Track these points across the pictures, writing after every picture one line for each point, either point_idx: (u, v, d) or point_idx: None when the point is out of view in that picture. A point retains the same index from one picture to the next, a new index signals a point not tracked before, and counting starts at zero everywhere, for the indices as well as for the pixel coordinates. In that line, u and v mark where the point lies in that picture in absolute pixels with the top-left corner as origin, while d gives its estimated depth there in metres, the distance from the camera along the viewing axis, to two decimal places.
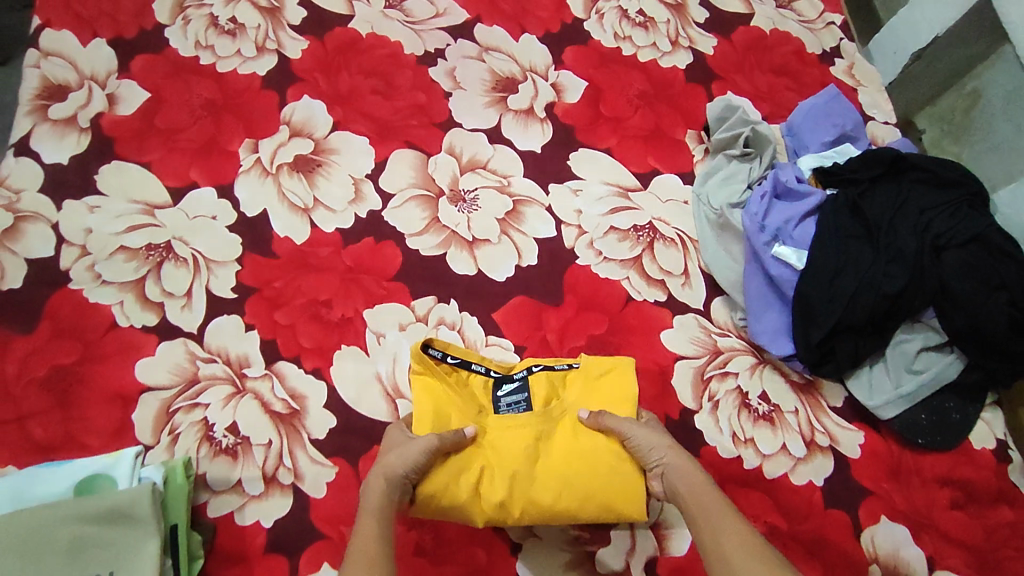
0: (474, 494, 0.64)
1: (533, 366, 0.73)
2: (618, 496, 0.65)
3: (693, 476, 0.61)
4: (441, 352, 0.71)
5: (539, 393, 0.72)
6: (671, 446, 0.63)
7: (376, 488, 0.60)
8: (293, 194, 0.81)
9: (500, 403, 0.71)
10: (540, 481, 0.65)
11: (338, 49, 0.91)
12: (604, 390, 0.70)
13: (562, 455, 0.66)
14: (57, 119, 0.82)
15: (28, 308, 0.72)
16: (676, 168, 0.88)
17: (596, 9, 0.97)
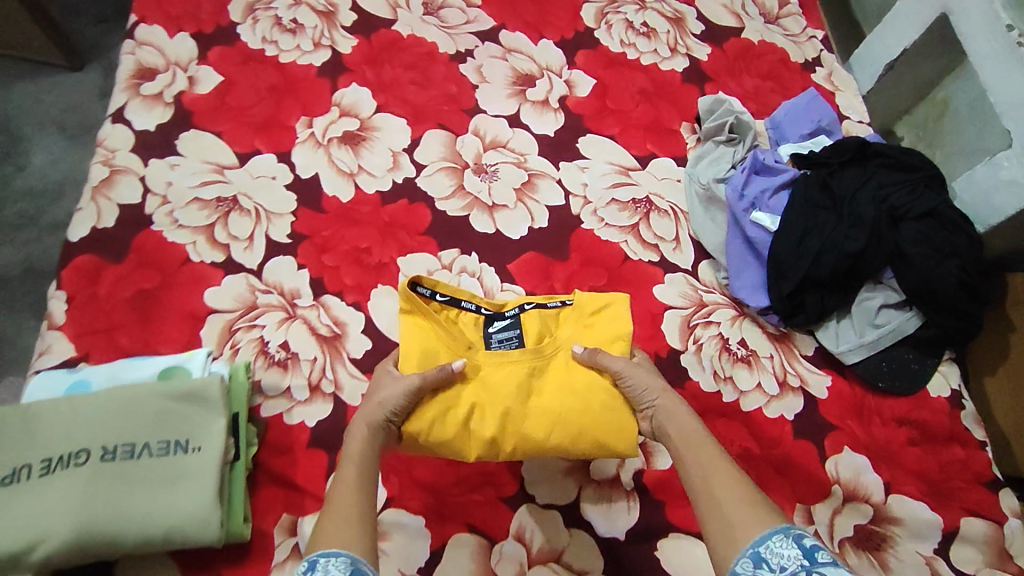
0: (466, 430, 0.72)
1: (524, 305, 0.83)
2: (612, 432, 0.72)
3: (683, 420, 0.69)
4: (430, 290, 0.80)
5: (529, 329, 0.82)
6: (665, 391, 0.72)
7: (358, 431, 0.67)
8: (341, 162, 0.95)
9: (493, 339, 0.81)
10: (532, 418, 0.72)
11: (383, 47, 1.06)
12: (595, 330, 0.79)
13: (554, 394, 0.74)
14: (147, 95, 0.97)
15: (120, 243, 0.86)
16: (670, 153, 1.01)
17: (605, 20, 1.12)
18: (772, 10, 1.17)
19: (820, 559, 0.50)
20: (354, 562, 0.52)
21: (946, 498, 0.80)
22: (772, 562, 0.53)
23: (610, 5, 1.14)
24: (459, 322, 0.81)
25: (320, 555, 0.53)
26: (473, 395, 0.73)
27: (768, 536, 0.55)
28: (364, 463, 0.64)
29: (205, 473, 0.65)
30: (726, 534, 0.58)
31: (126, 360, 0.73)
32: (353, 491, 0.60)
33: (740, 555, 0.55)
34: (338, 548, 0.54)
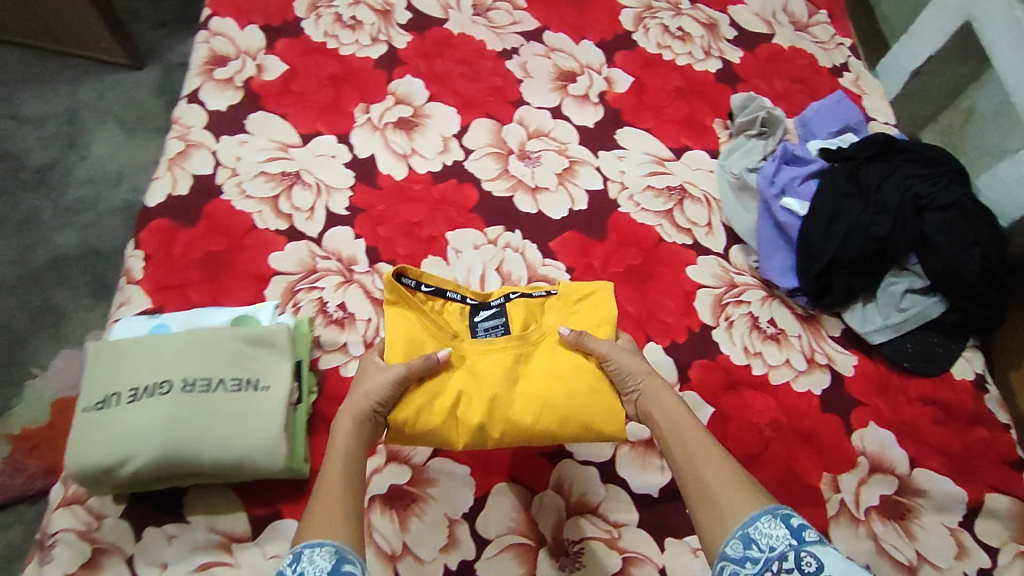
0: (453, 418, 0.74)
1: (510, 295, 0.84)
2: (600, 415, 0.74)
3: (665, 400, 0.72)
4: (415, 280, 0.81)
5: (515, 316, 0.82)
6: (649, 373, 0.74)
7: (344, 425, 0.69)
8: (396, 144, 1.02)
9: (478, 328, 0.82)
10: (518, 404, 0.74)
11: (435, 43, 1.14)
12: (581, 314, 0.81)
13: (539, 380, 0.76)
14: (219, 79, 1.06)
15: (193, 209, 0.93)
16: (703, 146, 1.06)
17: (643, 25, 1.19)
18: (802, 19, 1.23)
19: (808, 539, 0.54)
20: (338, 551, 0.55)
21: (969, 474, 0.83)
22: (761, 542, 0.56)
23: (648, 10, 1.21)
24: (444, 312, 0.82)
25: (307, 547, 0.56)
26: (459, 383, 0.76)
27: (756, 517, 0.58)
28: (349, 460, 0.66)
29: (273, 408, 0.71)
30: (714, 517, 0.60)
31: (204, 310, 0.80)
32: (340, 487, 0.63)
33: (729, 537, 0.58)
34: (324, 538, 0.56)
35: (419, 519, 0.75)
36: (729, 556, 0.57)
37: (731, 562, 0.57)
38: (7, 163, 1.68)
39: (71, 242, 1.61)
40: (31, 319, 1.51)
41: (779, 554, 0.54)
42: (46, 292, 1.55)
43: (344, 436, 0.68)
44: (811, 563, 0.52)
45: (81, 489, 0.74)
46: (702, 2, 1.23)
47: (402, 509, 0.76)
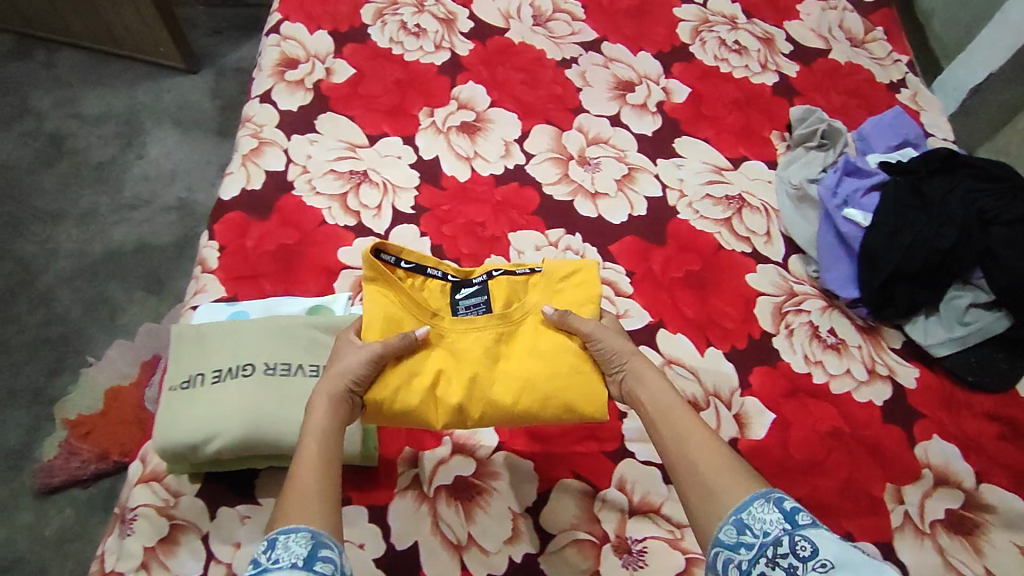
0: (432, 397, 0.75)
1: (493, 272, 0.84)
2: (580, 396, 0.76)
3: (651, 381, 0.72)
4: (394, 258, 0.81)
5: (496, 295, 0.83)
6: (634, 355, 0.75)
7: (320, 404, 0.68)
8: (459, 147, 1.05)
9: (459, 306, 0.83)
10: (500, 385, 0.76)
11: (497, 51, 1.17)
12: (566, 293, 0.82)
13: (520, 361, 0.77)
14: (290, 81, 1.10)
15: (266, 204, 0.97)
16: (761, 157, 1.07)
17: (700, 37, 1.21)
18: (858, 35, 1.24)
19: (801, 523, 0.54)
20: (314, 536, 0.54)
21: None
22: (756, 527, 0.56)
23: (704, 24, 1.23)
24: (425, 290, 0.83)
25: (281, 532, 0.54)
26: (437, 362, 0.77)
27: (749, 502, 0.58)
28: (324, 442, 0.64)
29: None
30: (708, 503, 0.60)
31: (283, 298, 0.87)
32: (314, 471, 0.61)
33: (722, 523, 0.58)
34: (300, 524, 0.55)
35: (483, 511, 0.77)
36: (723, 542, 0.57)
37: (725, 548, 0.57)
38: (69, 159, 1.75)
39: (127, 237, 1.66)
40: (88, 310, 1.56)
41: (773, 539, 0.54)
42: (102, 284, 1.60)
43: (319, 415, 0.66)
44: (806, 547, 0.52)
45: (158, 468, 0.77)
46: (758, 17, 1.24)
47: (467, 501, 0.77)
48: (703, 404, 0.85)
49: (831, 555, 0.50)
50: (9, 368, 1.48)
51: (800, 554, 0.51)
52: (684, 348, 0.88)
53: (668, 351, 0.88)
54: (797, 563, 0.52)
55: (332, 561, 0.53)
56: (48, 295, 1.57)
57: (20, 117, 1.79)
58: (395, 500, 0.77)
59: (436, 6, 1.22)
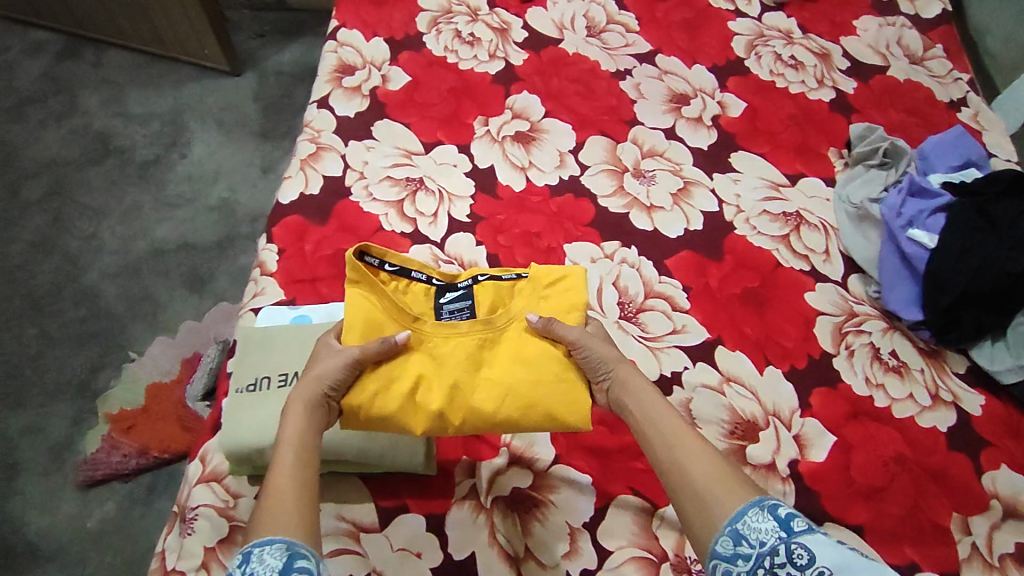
0: (411, 403, 0.73)
1: (478, 277, 0.82)
2: (562, 405, 0.74)
3: (640, 390, 0.72)
4: (379, 259, 0.81)
5: (482, 300, 0.81)
6: (621, 363, 0.74)
7: (296, 410, 0.67)
8: (514, 156, 1.05)
9: (443, 310, 0.81)
10: (481, 393, 0.74)
11: (551, 61, 1.17)
12: (552, 300, 0.80)
13: (502, 369, 0.75)
14: (347, 87, 1.11)
15: (324, 209, 0.98)
16: (819, 174, 1.06)
17: (755, 51, 1.19)
18: (917, 53, 1.22)
19: (796, 531, 0.57)
20: (291, 547, 0.55)
21: None
22: (751, 537, 0.58)
23: (760, 38, 1.21)
24: (408, 293, 0.82)
25: (256, 545, 0.55)
26: (417, 366, 0.75)
27: (744, 513, 0.60)
28: (299, 448, 0.64)
29: None
30: (703, 514, 0.61)
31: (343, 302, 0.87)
32: (289, 478, 0.61)
33: (720, 535, 0.60)
34: (275, 534, 0.56)
35: (541, 524, 0.77)
36: (720, 554, 0.60)
37: (722, 560, 0.60)
38: (115, 157, 1.78)
39: (170, 235, 1.69)
40: (131, 306, 1.59)
41: (770, 549, 0.56)
42: (144, 281, 1.62)
43: (295, 424, 0.65)
44: (802, 555, 0.55)
45: (219, 469, 0.78)
46: (814, 32, 1.23)
47: (525, 513, 0.77)
48: (761, 424, 0.84)
49: (828, 562, 0.54)
50: (55, 361, 1.50)
51: (798, 563, 0.55)
52: (743, 366, 0.87)
53: (727, 369, 0.87)
54: (793, 571, 0.55)
55: (309, 570, 0.54)
56: (93, 290, 1.60)
57: (69, 115, 1.83)
58: (452, 510, 0.77)
59: (490, 15, 1.22)
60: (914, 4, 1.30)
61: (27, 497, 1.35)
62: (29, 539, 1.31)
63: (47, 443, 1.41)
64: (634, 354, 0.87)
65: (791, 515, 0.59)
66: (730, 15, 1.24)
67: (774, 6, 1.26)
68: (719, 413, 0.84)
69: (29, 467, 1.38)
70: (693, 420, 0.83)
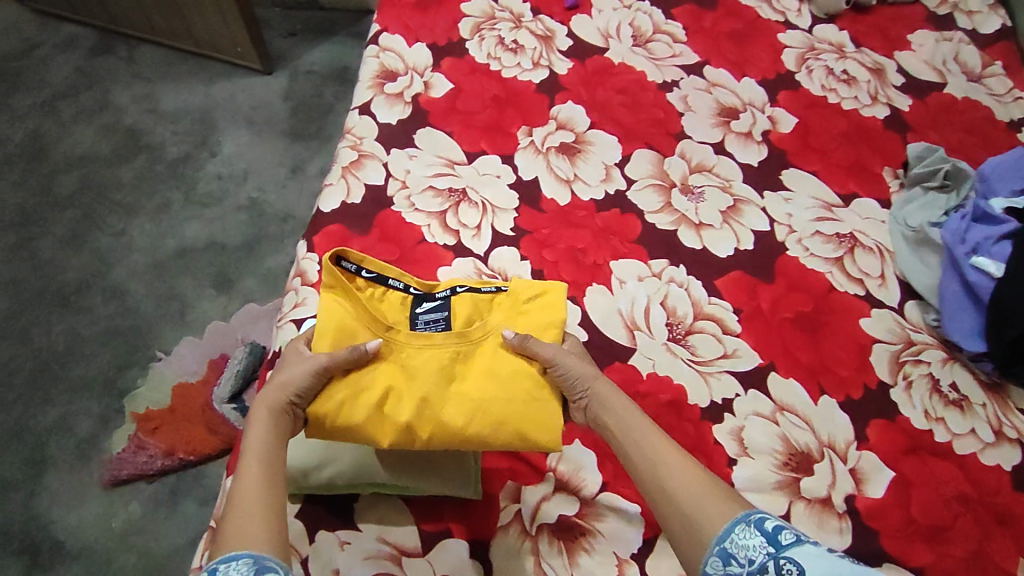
0: (378, 415, 0.71)
1: (458, 287, 0.82)
2: (533, 423, 0.72)
3: (617, 407, 0.71)
4: (356, 266, 0.80)
5: (459, 312, 0.80)
6: (596, 380, 0.72)
7: (260, 417, 0.67)
8: (559, 168, 1.03)
9: (418, 320, 0.80)
10: (451, 406, 0.71)
11: (596, 70, 1.14)
12: (529, 314, 0.78)
13: (474, 381, 0.73)
14: (390, 93, 1.09)
15: (366, 218, 0.96)
16: (874, 194, 1.02)
17: (807, 65, 1.16)
18: (975, 70, 1.18)
19: (783, 543, 0.57)
20: (258, 561, 0.55)
21: None
22: (739, 556, 0.58)
23: (811, 51, 1.18)
24: (384, 300, 0.81)
25: (222, 559, 0.55)
26: (387, 377, 0.73)
27: (729, 530, 0.60)
28: (263, 459, 0.64)
29: None
30: (689, 532, 0.62)
31: None
32: (257, 489, 0.61)
33: (708, 556, 0.60)
34: (242, 549, 0.56)
35: (587, 553, 0.74)
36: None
37: None
38: (145, 154, 1.77)
39: (198, 234, 1.67)
40: (158, 304, 1.57)
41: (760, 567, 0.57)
42: (173, 280, 1.61)
43: (259, 432, 0.66)
44: (792, 570, 0.55)
45: None
46: (867, 46, 1.19)
47: (571, 542, 0.75)
48: (816, 455, 0.81)
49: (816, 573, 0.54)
50: (82, 358, 1.50)
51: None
52: (796, 394, 0.85)
53: (780, 397, 0.84)
54: None
55: None
56: (122, 287, 1.59)
57: (101, 110, 1.82)
58: (498, 536, 0.75)
59: (533, 22, 1.20)
60: (972, 19, 1.25)
61: (53, 494, 1.34)
62: (55, 537, 1.31)
63: (74, 441, 1.40)
64: (684, 378, 0.85)
65: (779, 528, 0.59)
66: (780, 26, 1.21)
67: (825, 18, 1.23)
68: (772, 443, 0.82)
69: (55, 464, 1.38)
70: (745, 449, 0.81)
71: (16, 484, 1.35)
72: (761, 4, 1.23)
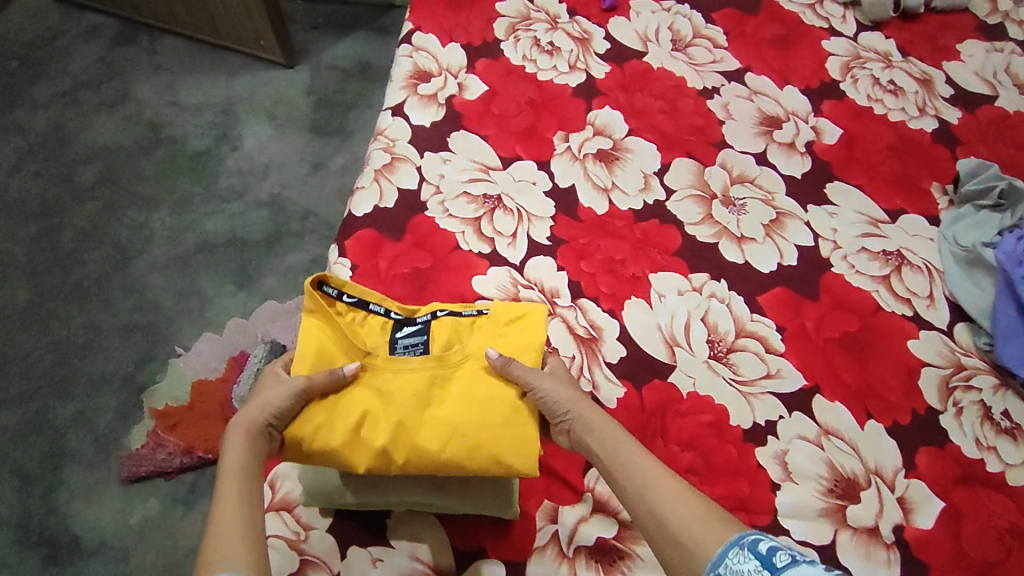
0: (355, 438, 0.70)
1: (438, 312, 0.80)
2: (509, 448, 0.69)
3: (599, 429, 0.69)
4: (338, 291, 0.79)
5: (438, 336, 0.79)
6: (577, 401, 0.71)
7: (237, 438, 0.66)
8: (596, 176, 1.00)
9: (397, 345, 0.79)
10: (427, 429, 0.69)
11: (635, 75, 1.11)
12: (510, 337, 0.77)
13: (451, 403, 0.71)
14: (423, 94, 1.06)
15: (400, 224, 0.94)
16: (922, 210, 0.99)
17: (852, 74, 1.12)
18: None
19: (777, 565, 0.52)
20: None
21: None
22: None
23: (856, 60, 1.14)
24: (364, 326, 0.80)
25: None
26: (364, 398, 0.71)
27: (724, 553, 0.56)
28: (244, 479, 0.63)
29: None
30: (681, 554, 0.58)
31: None
32: (235, 511, 0.59)
33: None
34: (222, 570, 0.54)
35: None
36: None
37: None
38: (166, 146, 1.75)
39: (219, 228, 1.64)
40: (177, 299, 1.54)
41: None
42: (192, 274, 1.58)
43: (236, 453, 0.64)
44: None
45: (290, 496, 0.75)
46: (915, 55, 1.16)
47: (610, 566, 0.72)
48: (862, 482, 0.79)
49: None
50: (101, 351, 1.47)
51: None
52: (842, 418, 0.82)
53: (825, 421, 0.82)
54: None
55: None
56: (141, 280, 1.56)
57: (123, 101, 1.80)
58: (533, 558, 0.72)
59: (570, 23, 1.16)
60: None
61: (72, 489, 1.32)
62: (73, 532, 1.29)
63: (91, 436, 1.38)
64: (726, 398, 0.83)
65: (774, 549, 0.54)
66: (824, 33, 1.17)
67: (870, 25, 1.19)
68: (817, 468, 0.79)
69: (73, 458, 1.35)
70: (789, 473, 0.79)
71: (34, 477, 1.33)
72: (804, 10, 1.20)
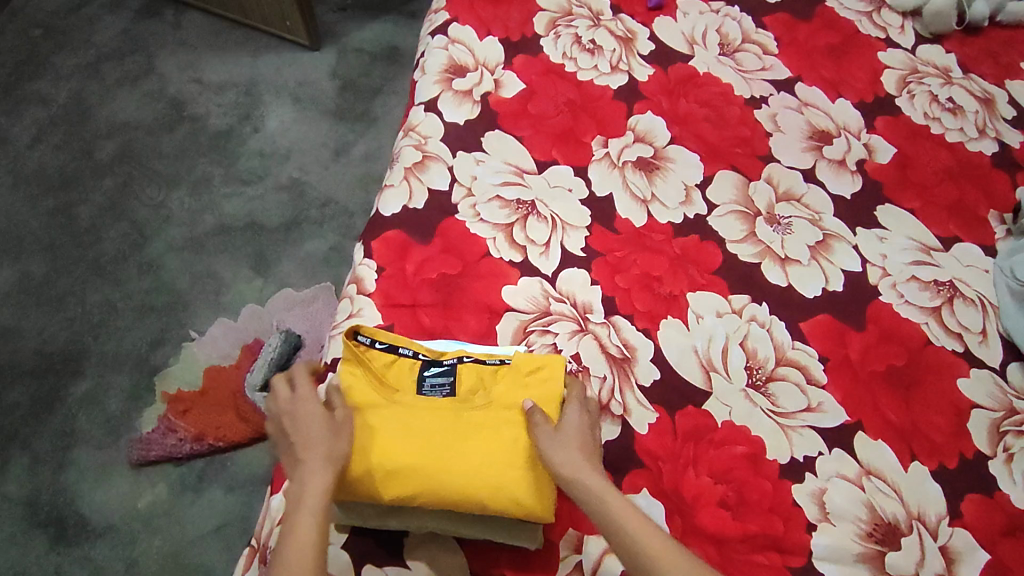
0: (381, 476, 0.67)
1: (464, 357, 0.76)
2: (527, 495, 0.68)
3: (597, 488, 0.65)
4: (369, 339, 0.75)
5: (465, 380, 0.75)
6: (576, 458, 0.67)
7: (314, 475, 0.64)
8: (635, 186, 0.95)
9: (424, 384, 0.74)
10: (457, 473, 0.67)
11: (679, 80, 1.06)
12: (530, 384, 0.73)
13: (476, 452, 0.68)
14: (458, 90, 1.02)
15: (428, 226, 0.90)
16: (977, 240, 0.94)
17: (908, 89, 1.07)
18: None
19: None
20: None
21: None
22: None
23: (913, 74, 1.08)
24: (393, 368, 0.75)
25: None
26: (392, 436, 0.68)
27: None
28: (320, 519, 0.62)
29: None
30: None
31: (450, 341, 0.80)
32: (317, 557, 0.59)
33: None
34: None
35: None
36: None
37: None
38: (187, 125, 1.72)
39: (237, 211, 1.61)
40: (193, 282, 1.51)
41: None
42: (209, 257, 1.55)
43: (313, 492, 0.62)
44: None
45: None
46: (976, 72, 1.09)
47: None
48: (904, 528, 0.75)
49: None
50: (115, 331, 1.45)
51: None
52: (885, 457, 0.78)
53: (867, 460, 0.78)
54: None
55: None
56: (158, 261, 1.54)
57: (145, 76, 1.77)
58: None
59: (613, 21, 1.11)
60: None
61: (80, 469, 1.31)
62: (81, 513, 1.27)
63: (102, 417, 1.36)
64: (763, 429, 0.79)
65: None
66: (880, 44, 1.11)
67: (930, 38, 1.13)
68: (856, 510, 0.75)
69: (83, 439, 1.33)
70: (827, 514, 0.75)
71: (44, 456, 1.32)
72: (860, 18, 1.13)
